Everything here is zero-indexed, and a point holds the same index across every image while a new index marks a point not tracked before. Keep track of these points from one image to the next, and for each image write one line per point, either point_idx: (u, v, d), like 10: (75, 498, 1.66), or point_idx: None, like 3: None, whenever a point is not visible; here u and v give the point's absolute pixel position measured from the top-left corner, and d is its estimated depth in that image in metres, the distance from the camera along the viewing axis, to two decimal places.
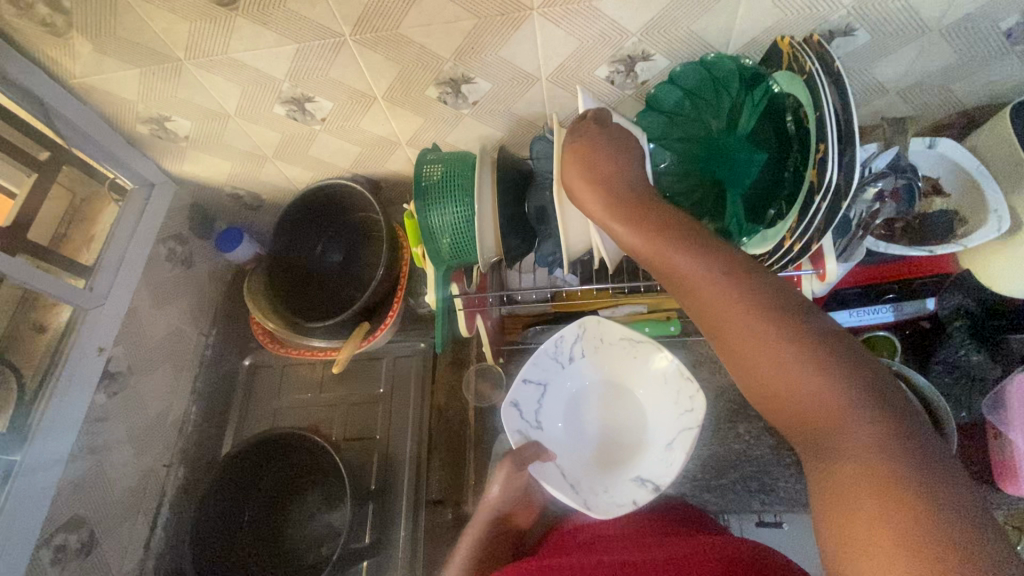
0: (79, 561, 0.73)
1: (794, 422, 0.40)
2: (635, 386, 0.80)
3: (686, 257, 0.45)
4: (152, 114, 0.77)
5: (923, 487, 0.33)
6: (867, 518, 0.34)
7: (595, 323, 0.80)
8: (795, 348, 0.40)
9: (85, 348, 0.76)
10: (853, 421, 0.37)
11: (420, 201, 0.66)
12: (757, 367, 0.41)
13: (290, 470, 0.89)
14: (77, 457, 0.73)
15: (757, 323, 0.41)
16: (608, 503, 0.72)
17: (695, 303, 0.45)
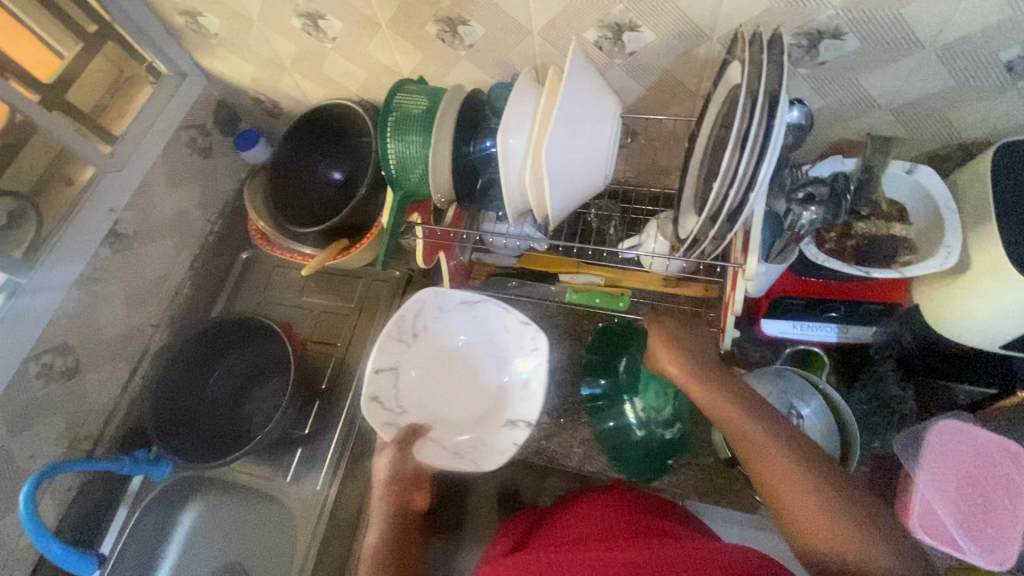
0: (62, 382, 0.85)
1: (767, 465, 0.60)
2: (443, 334, 0.80)
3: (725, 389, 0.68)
4: (187, 6, 0.84)
5: (865, 519, 0.54)
6: (825, 526, 0.54)
7: (432, 295, 0.77)
8: (771, 449, 0.61)
9: (98, 206, 0.87)
10: (751, 436, 0.62)
11: (390, 127, 0.70)
12: (736, 427, 0.64)
13: (257, 358, 0.99)
14: (75, 295, 0.85)
15: (744, 422, 0.64)
16: (494, 453, 0.75)
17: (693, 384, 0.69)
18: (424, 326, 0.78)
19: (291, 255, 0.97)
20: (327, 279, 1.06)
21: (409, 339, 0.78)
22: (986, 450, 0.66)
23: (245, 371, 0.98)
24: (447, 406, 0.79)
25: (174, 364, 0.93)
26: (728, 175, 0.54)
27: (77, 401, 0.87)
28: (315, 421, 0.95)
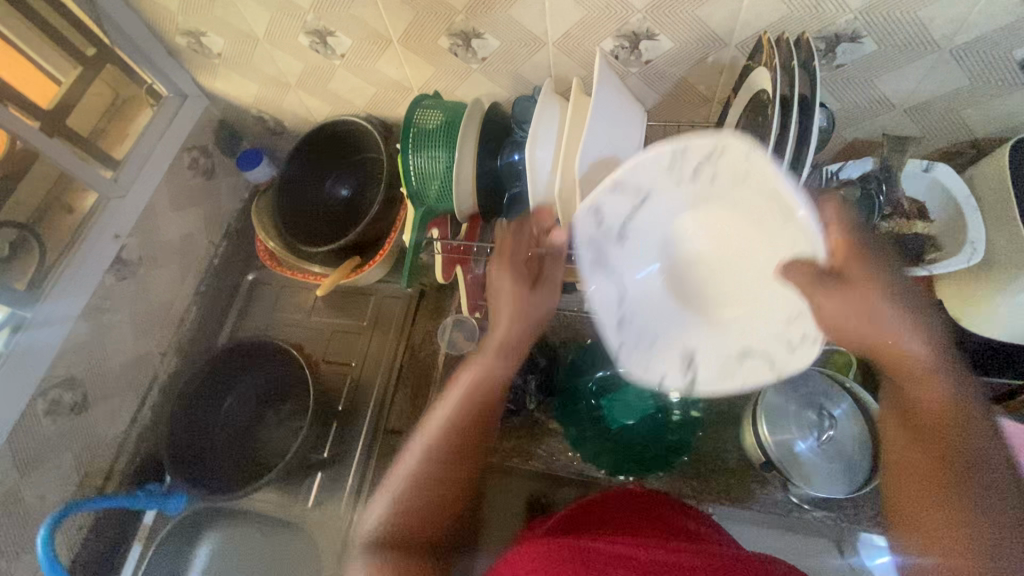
0: (71, 417, 0.82)
1: (921, 446, 0.50)
2: (774, 254, 0.56)
3: (911, 347, 0.51)
4: (190, 27, 0.83)
5: (984, 513, 0.46)
6: (935, 508, 0.48)
7: (741, 147, 0.51)
8: (949, 429, 0.49)
9: (103, 233, 0.85)
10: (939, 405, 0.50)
11: (410, 142, 0.70)
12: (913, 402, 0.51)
13: (266, 386, 0.95)
14: (82, 327, 0.82)
15: (930, 389, 0.50)
16: (642, 370, 0.61)
17: (848, 320, 0.51)
18: (710, 174, 0.55)
19: (301, 274, 0.96)
20: (337, 298, 1.04)
21: (680, 170, 0.55)
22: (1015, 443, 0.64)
23: (255, 398, 0.95)
24: (682, 189, 0.58)
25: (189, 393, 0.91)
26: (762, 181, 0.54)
27: (87, 435, 0.84)
28: (334, 444, 0.93)
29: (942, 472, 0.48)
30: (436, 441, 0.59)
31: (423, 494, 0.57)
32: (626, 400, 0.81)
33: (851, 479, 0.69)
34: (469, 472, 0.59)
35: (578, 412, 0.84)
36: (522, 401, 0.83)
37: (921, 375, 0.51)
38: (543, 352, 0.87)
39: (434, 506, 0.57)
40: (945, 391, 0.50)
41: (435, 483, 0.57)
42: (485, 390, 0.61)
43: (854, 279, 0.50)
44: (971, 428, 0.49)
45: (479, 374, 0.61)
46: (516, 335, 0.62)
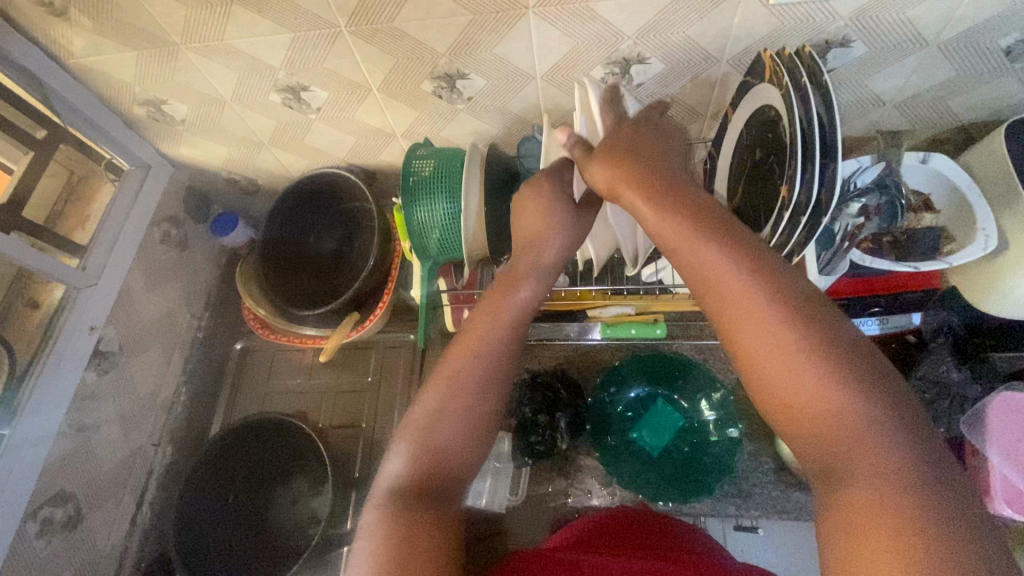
0: (65, 534, 0.75)
1: (798, 434, 0.37)
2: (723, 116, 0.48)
3: (745, 298, 0.40)
4: (149, 96, 0.77)
5: (941, 518, 0.31)
6: (872, 518, 0.32)
7: None
8: (774, 371, 0.38)
9: (76, 327, 0.77)
10: (766, 344, 0.38)
11: (408, 196, 0.66)
12: (755, 365, 0.39)
13: (272, 462, 0.88)
14: (66, 434, 0.75)
15: (783, 347, 0.37)
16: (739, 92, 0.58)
17: (701, 289, 0.43)
18: None
19: (297, 339, 0.91)
20: (336, 356, 0.99)
21: None
22: None
23: (260, 475, 0.88)
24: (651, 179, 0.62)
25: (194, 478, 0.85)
26: (789, 204, 0.52)
27: (83, 550, 0.77)
28: (356, 514, 0.88)
29: (798, 376, 0.37)
30: (413, 454, 0.49)
31: (407, 515, 0.44)
32: (653, 422, 0.81)
33: None
34: (450, 488, 0.48)
35: (613, 446, 0.82)
36: (554, 441, 0.81)
37: (772, 328, 0.38)
38: (565, 385, 0.84)
39: (423, 535, 0.43)
40: (804, 345, 0.37)
41: (419, 502, 0.46)
42: (466, 390, 0.51)
43: (683, 240, 0.43)
44: (833, 387, 0.35)
45: (456, 373, 0.52)
46: (490, 335, 0.54)
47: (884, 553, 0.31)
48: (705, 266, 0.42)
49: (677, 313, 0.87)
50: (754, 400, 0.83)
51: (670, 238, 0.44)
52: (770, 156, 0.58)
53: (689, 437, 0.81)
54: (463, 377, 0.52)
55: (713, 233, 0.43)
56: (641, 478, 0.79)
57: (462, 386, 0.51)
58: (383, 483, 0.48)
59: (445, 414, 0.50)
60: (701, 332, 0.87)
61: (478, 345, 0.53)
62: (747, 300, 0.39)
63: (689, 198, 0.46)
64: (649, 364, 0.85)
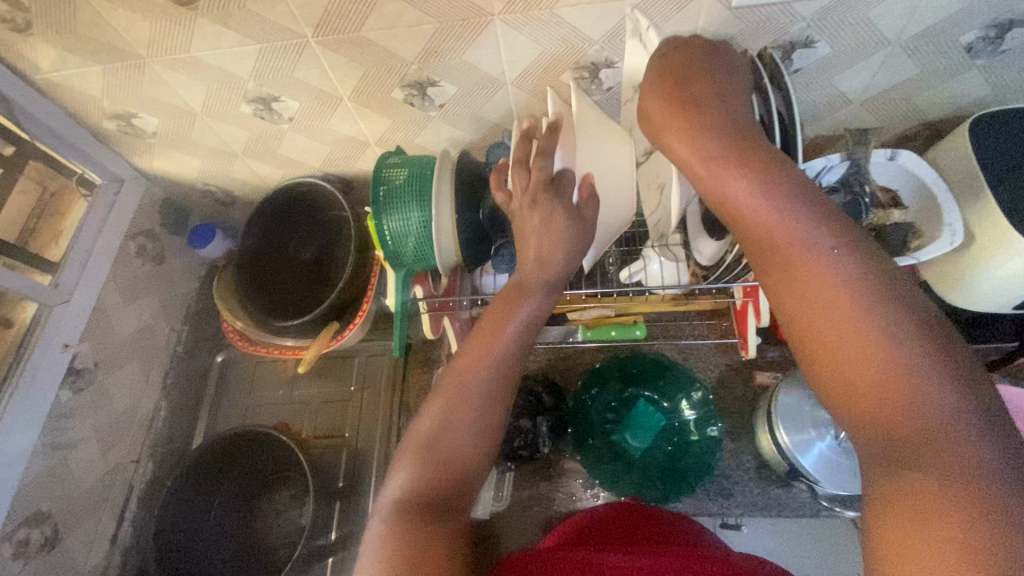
0: (42, 555, 0.74)
1: (858, 408, 0.38)
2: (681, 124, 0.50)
3: (824, 273, 0.40)
4: (118, 110, 0.77)
5: (1004, 506, 0.31)
6: (929, 503, 0.33)
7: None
8: (844, 344, 0.38)
9: (49, 345, 0.76)
10: (838, 317, 0.39)
11: (380, 205, 0.66)
12: (827, 344, 0.39)
13: (253, 479, 0.88)
14: (41, 453, 0.74)
15: (860, 327, 0.38)
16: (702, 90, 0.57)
17: (772, 262, 0.43)
18: None
19: (275, 350, 0.90)
20: (318, 366, 0.99)
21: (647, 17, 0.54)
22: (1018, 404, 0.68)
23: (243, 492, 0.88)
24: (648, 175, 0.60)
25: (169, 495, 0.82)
26: None
27: (62, 571, 0.76)
28: (341, 524, 0.87)
29: (870, 357, 0.37)
30: (418, 467, 0.51)
31: (409, 533, 0.46)
32: (636, 423, 0.81)
33: None
34: (454, 497, 0.50)
35: (595, 447, 0.82)
36: (537, 445, 0.81)
37: (847, 310, 0.38)
38: (549, 391, 0.84)
39: (430, 545, 0.45)
40: (881, 327, 0.37)
41: (427, 515, 0.47)
42: (463, 404, 0.53)
43: (754, 216, 0.43)
44: (909, 371, 0.36)
45: (458, 385, 0.54)
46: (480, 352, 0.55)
47: (932, 534, 0.32)
48: (782, 240, 0.42)
49: (656, 314, 0.87)
50: (734, 398, 0.84)
51: (737, 211, 0.44)
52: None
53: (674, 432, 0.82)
54: (465, 389, 0.54)
55: (791, 205, 0.42)
56: (623, 479, 0.79)
57: (462, 397, 0.54)
58: (390, 497, 0.50)
59: (443, 427, 0.52)
60: (680, 332, 0.87)
61: (483, 355, 0.55)
62: (824, 277, 0.40)
63: (768, 161, 0.44)
64: (629, 364, 0.85)
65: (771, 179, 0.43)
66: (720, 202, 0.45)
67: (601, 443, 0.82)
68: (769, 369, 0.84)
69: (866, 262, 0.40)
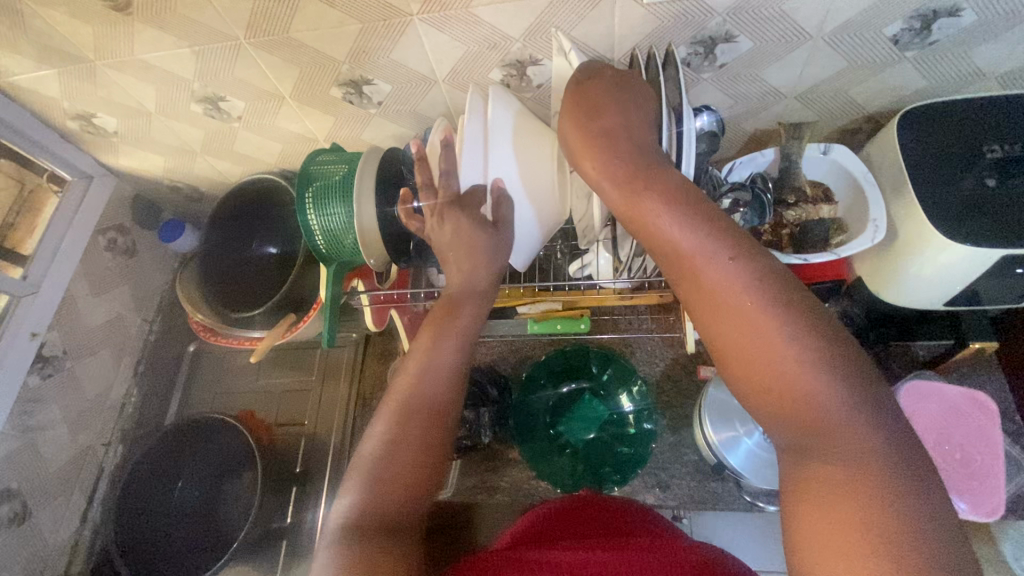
0: (11, 529, 0.79)
1: (771, 415, 0.39)
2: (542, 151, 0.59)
3: (731, 285, 0.40)
4: (79, 110, 0.80)
5: (908, 500, 0.33)
6: (835, 498, 0.34)
7: None
8: (752, 352, 0.39)
9: (18, 333, 0.81)
10: (750, 324, 0.39)
11: (307, 201, 0.67)
12: (734, 353, 0.40)
13: (216, 465, 0.91)
14: (9, 433, 0.79)
15: (764, 334, 0.38)
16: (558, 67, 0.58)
17: (681, 275, 0.43)
18: None
19: (240, 340, 0.94)
20: (283, 356, 1.02)
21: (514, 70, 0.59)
22: (955, 404, 0.69)
23: (205, 479, 0.90)
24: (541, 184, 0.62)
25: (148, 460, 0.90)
26: None
27: (31, 545, 0.81)
28: (296, 507, 0.91)
29: (771, 362, 0.38)
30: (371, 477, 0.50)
31: (370, 548, 0.45)
32: (580, 416, 0.84)
33: None
34: (411, 503, 0.50)
35: (538, 440, 0.83)
36: (479, 435, 0.83)
37: (756, 318, 0.39)
38: (494, 382, 0.86)
39: (386, 559, 0.45)
40: (780, 330, 0.38)
41: (386, 527, 0.47)
42: (414, 408, 0.53)
43: (661, 229, 0.43)
44: (809, 372, 0.37)
45: (404, 397, 0.54)
46: (430, 353, 0.56)
47: (849, 539, 0.33)
48: (689, 253, 0.42)
49: (604, 309, 0.88)
50: (677, 391, 0.84)
51: (652, 230, 0.44)
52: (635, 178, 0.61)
53: (619, 421, 0.83)
54: (411, 406, 0.53)
55: (694, 222, 0.42)
56: (563, 470, 0.81)
57: (413, 407, 0.53)
58: (346, 507, 0.49)
59: (400, 431, 0.52)
60: (628, 326, 0.88)
61: (424, 361, 0.56)
62: (733, 288, 0.40)
63: (671, 178, 0.45)
64: (575, 357, 0.86)
65: (679, 196, 0.43)
66: (633, 220, 0.45)
67: (543, 434, 0.84)
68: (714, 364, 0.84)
69: (768, 271, 0.40)
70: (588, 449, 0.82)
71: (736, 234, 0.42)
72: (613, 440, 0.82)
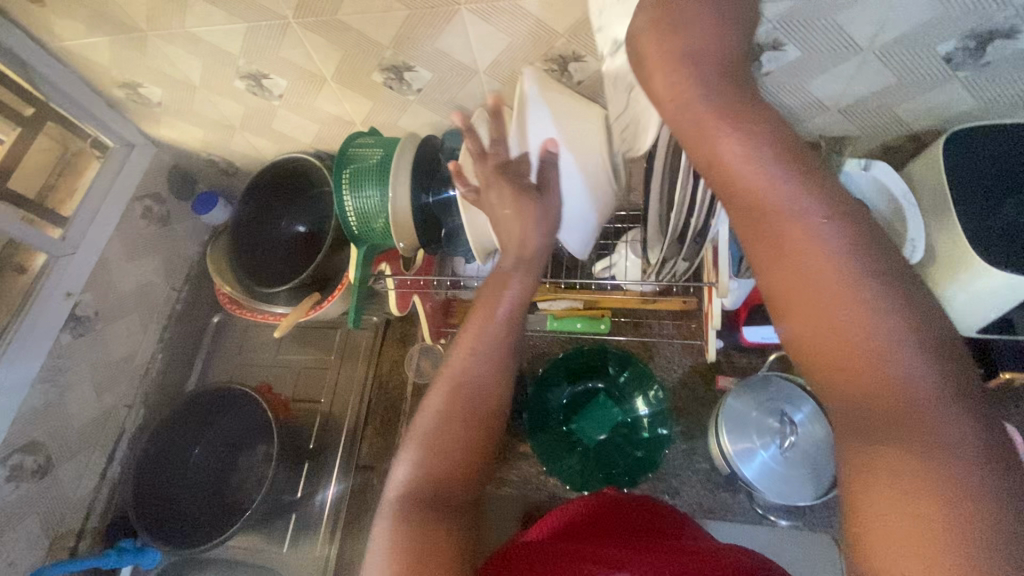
0: (35, 481, 0.81)
1: (837, 388, 0.35)
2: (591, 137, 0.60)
3: (814, 243, 0.37)
4: (126, 79, 0.82)
5: (999, 502, 0.29)
6: (906, 482, 0.31)
7: None
8: (830, 317, 0.35)
9: (54, 292, 0.83)
10: (831, 285, 0.35)
11: (343, 183, 0.68)
12: (812, 324, 0.36)
13: (235, 434, 0.93)
14: (40, 387, 0.81)
15: (843, 297, 0.35)
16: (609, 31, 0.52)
17: (756, 230, 0.39)
18: None
19: (266, 316, 0.96)
20: (303, 333, 1.04)
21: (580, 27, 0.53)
22: None
23: (224, 446, 0.93)
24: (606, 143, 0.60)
25: (168, 425, 0.91)
26: (688, 205, 0.54)
27: (54, 497, 0.84)
28: (307, 483, 0.92)
29: (855, 335, 0.34)
30: (420, 460, 0.50)
31: (418, 528, 0.45)
32: (593, 417, 0.84)
33: (817, 485, 0.68)
34: (459, 488, 0.49)
35: (549, 438, 0.83)
36: None
37: (838, 280, 0.35)
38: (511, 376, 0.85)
39: (435, 540, 0.45)
40: (865, 294, 0.35)
41: (433, 503, 0.47)
42: (465, 392, 0.53)
43: (742, 175, 0.39)
44: (901, 349, 0.33)
45: (454, 380, 0.53)
46: (483, 336, 0.55)
47: (915, 529, 0.29)
48: (769, 203, 0.38)
49: (624, 310, 0.88)
50: (692, 399, 0.84)
51: (736, 184, 0.40)
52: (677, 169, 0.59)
53: (633, 424, 0.83)
54: (463, 389, 0.53)
55: (783, 172, 0.39)
56: (572, 469, 0.81)
57: (466, 389, 0.53)
58: (393, 489, 0.49)
59: (451, 413, 0.51)
60: (648, 330, 0.88)
61: (475, 344, 0.55)
62: (821, 252, 0.36)
63: (762, 125, 0.40)
64: (593, 357, 0.86)
65: (773, 148, 0.39)
66: (713, 170, 0.41)
67: (555, 433, 0.84)
68: (733, 374, 0.84)
69: (864, 238, 0.37)
70: (600, 451, 0.82)
71: (832, 195, 0.38)
72: (626, 443, 0.82)
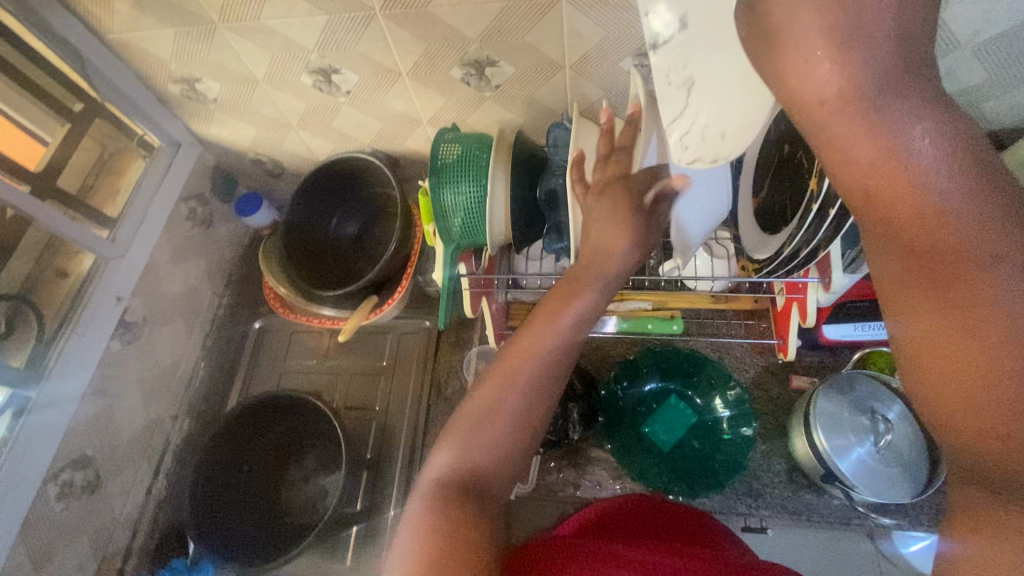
0: (83, 498, 0.76)
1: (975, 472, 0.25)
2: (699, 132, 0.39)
3: (991, 285, 0.24)
4: (183, 74, 0.79)
5: None
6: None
7: None
8: (992, 388, 0.24)
9: (104, 296, 0.79)
10: (1005, 349, 0.24)
11: (435, 178, 0.67)
12: (926, 362, 0.26)
13: (282, 444, 0.91)
14: (88, 399, 0.77)
15: (1018, 371, 0.23)
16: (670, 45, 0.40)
17: (895, 250, 0.28)
18: None
19: (316, 319, 0.92)
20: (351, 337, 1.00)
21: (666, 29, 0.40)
22: None
23: (273, 455, 0.90)
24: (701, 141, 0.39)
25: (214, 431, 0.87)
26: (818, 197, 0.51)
27: (101, 514, 0.79)
28: (367, 495, 0.88)
29: (1001, 399, 0.24)
30: (456, 457, 0.47)
31: (445, 523, 0.43)
32: (667, 418, 0.82)
33: (914, 482, 0.68)
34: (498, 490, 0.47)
35: (624, 439, 0.82)
36: (567, 432, 0.79)
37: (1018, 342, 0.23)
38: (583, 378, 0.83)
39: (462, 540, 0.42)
40: None
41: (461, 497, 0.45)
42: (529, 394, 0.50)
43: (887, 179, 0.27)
44: None
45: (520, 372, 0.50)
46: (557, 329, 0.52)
47: None
48: (922, 219, 0.26)
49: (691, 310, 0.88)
50: (768, 400, 0.83)
51: (870, 190, 0.27)
52: (800, 149, 0.57)
53: (710, 426, 0.82)
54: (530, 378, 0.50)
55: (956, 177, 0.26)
56: (652, 472, 0.79)
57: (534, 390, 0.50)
58: (429, 480, 0.47)
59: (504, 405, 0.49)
60: (716, 330, 0.87)
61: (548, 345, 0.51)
62: (985, 284, 0.24)
63: (929, 104, 0.27)
64: (663, 359, 0.85)
65: (947, 137, 0.26)
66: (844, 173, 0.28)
67: (630, 434, 0.82)
68: (806, 374, 0.83)
69: None
70: (678, 453, 0.81)
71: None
72: (706, 445, 0.81)
